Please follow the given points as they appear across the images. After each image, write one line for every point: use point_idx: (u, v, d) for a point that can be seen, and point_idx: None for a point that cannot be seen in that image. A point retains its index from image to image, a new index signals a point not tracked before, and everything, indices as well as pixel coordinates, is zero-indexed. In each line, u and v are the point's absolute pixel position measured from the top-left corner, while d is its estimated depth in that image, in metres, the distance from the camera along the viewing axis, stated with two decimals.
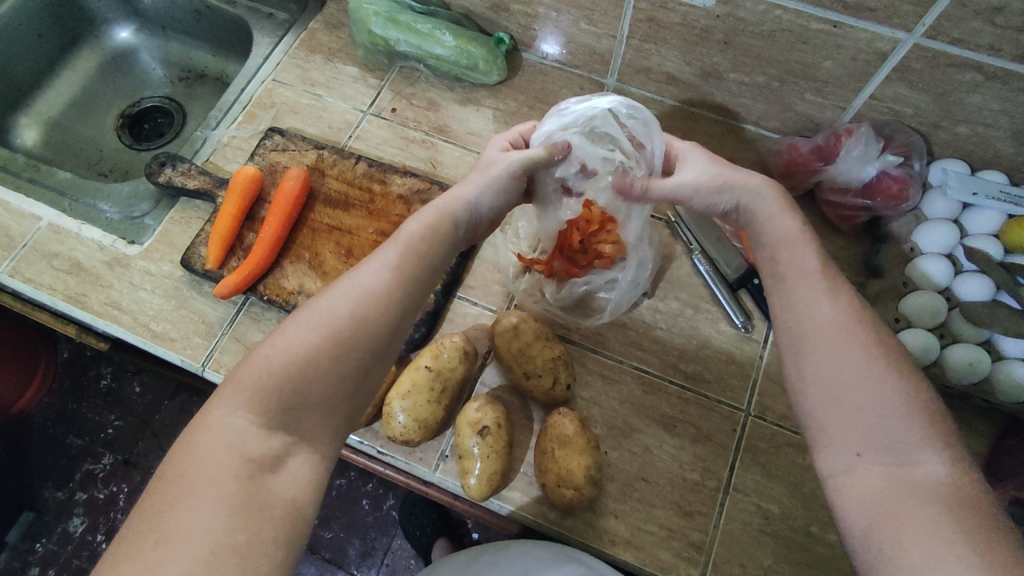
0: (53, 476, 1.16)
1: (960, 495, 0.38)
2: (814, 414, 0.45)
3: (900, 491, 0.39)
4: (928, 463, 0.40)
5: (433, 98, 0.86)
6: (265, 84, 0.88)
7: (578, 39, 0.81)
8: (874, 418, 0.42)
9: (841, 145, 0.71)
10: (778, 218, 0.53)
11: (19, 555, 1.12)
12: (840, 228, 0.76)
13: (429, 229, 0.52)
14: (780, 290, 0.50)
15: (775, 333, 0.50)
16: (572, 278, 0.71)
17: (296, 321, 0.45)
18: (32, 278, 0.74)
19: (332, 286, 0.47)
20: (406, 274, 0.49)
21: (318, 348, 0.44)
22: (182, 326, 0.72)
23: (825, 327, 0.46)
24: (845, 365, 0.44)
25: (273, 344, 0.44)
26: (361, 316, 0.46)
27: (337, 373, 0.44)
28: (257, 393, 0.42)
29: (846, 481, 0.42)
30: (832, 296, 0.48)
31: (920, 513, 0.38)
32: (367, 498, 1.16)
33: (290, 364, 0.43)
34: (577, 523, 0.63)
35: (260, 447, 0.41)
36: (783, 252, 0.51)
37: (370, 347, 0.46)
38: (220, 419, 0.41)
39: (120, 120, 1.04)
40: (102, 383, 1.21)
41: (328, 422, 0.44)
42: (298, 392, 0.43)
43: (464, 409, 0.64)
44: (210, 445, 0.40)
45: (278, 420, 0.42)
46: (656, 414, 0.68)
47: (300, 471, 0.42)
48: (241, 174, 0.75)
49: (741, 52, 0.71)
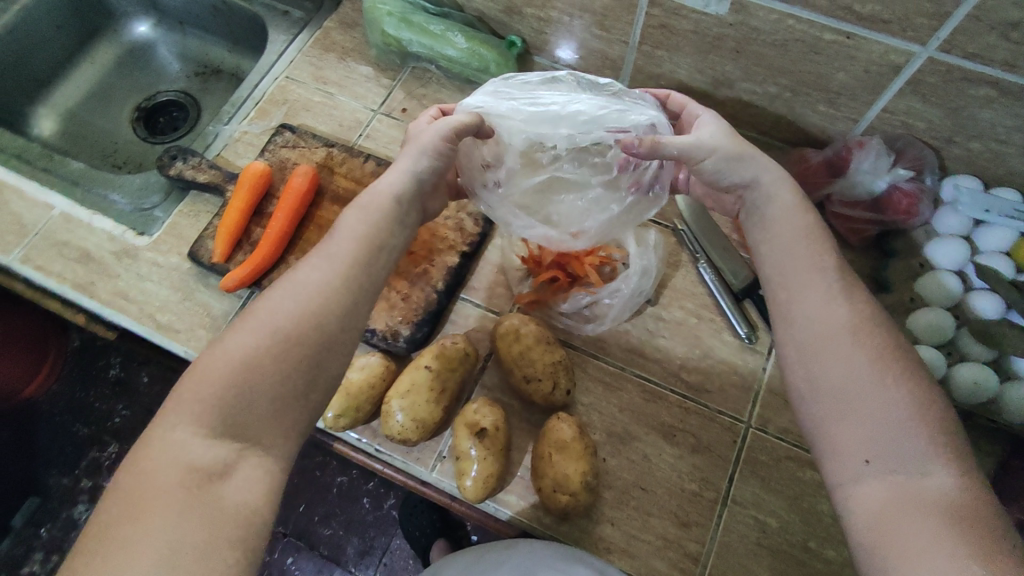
0: (59, 463, 1.17)
1: (970, 509, 0.39)
2: (824, 420, 0.46)
3: (905, 500, 0.41)
4: (938, 475, 0.41)
5: (444, 99, 0.86)
6: (278, 80, 0.88)
7: (590, 45, 0.81)
8: (886, 427, 0.43)
9: (852, 157, 0.71)
10: (798, 209, 0.54)
11: (24, 540, 1.14)
12: (847, 242, 0.74)
13: (366, 220, 0.52)
14: (788, 290, 0.51)
15: (781, 333, 0.51)
16: (572, 291, 0.71)
17: (239, 326, 0.46)
18: (42, 265, 0.75)
19: (272, 294, 0.48)
20: (353, 268, 0.50)
21: (259, 350, 0.45)
22: (187, 318, 0.73)
23: (836, 333, 0.48)
24: (858, 372, 0.46)
25: (216, 354, 0.44)
26: (309, 313, 0.47)
27: (282, 373, 0.45)
28: (201, 403, 0.42)
29: (853, 489, 0.43)
30: (847, 298, 0.49)
31: (927, 523, 0.39)
32: (368, 497, 1.17)
33: (232, 370, 0.44)
34: (572, 529, 0.63)
35: (206, 456, 0.41)
36: (789, 245, 0.53)
37: (312, 344, 0.46)
38: (167, 430, 0.41)
39: (135, 113, 1.05)
40: (111, 373, 1.22)
41: (280, 426, 0.44)
42: (242, 398, 0.43)
43: (463, 411, 0.64)
44: (158, 459, 0.40)
45: (225, 427, 0.42)
46: (656, 422, 0.67)
47: (254, 476, 0.42)
48: (249, 170, 0.76)
49: (753, 61, 0.71)
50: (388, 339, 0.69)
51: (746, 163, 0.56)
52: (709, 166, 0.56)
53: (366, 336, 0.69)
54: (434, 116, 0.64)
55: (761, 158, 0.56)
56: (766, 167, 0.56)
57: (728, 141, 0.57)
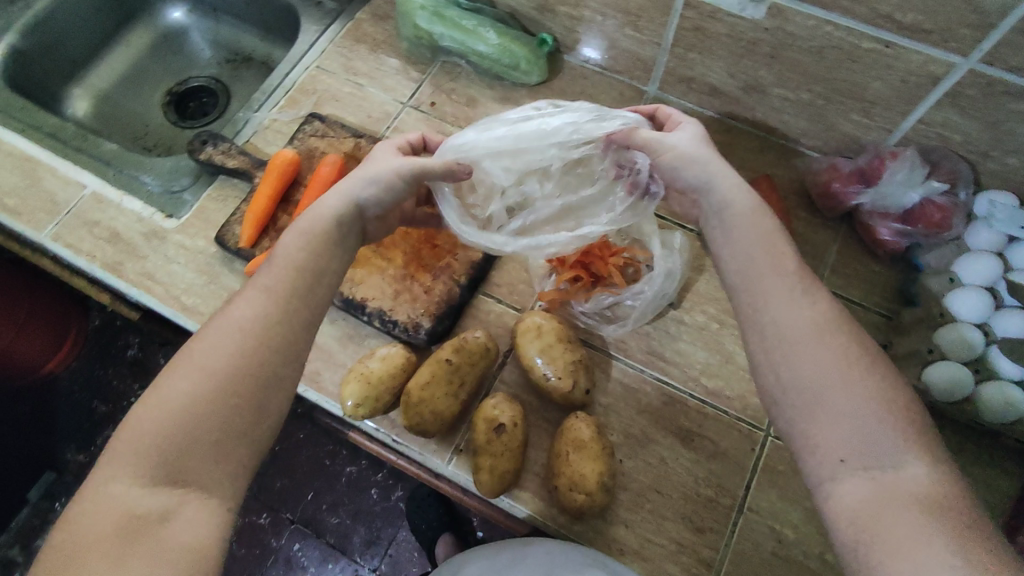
0: (75, 439, 1.19)
1: (946, 499, 0.38)
2: (797, 420, 0.45)
3: (884, 495, 0.40)
4: (912, 466, 0.40)
5: (473, 94, 0.86)
6: (309, 69, 0.89)
7: (622, 45, 0.80)
8: (859, 421, 0.42)
9: (885, 168, 0.70)
10: (757, 211, 0.53)
11: (39, 513, 1.16)
12: (874, 253, 0.74)
13: (302, 245, 0.52)
14: (751, 290, 0.50)
15: (748, 336, 0.49)
16: (595, 291, 0.71)
17: (175, 370, 0.46)
18: (73, 243, 0.76)
19: (205, 334, 0.48)
20: (286, 295, 0.49)
21: (193, 394, 0.44)
22: (211, 301, 0.74)
23: (800, 331, 0.46)
24: (826, 371, 0.44)
25: (149, 402, 0.44)
26: (246, 351, 0.46)
27: (217, 412, 0.44)
28: (136, 452, 0.42)
29: (832, 488, 0.42)
30: (811, 296, 0.48)
31: (907, 517, 0.38)
32: (376, 488, 1.17)
33: (166, 418, 0.43)
34: (586, 529, 0.63)
35: (143, 504, 0.41)
36: (746, 245, 0.52)
37: (248, 378, 0.46)
38: (104, 483, 0.41)
39: (167, 97, 1.07)
40: (129, 353, 1.24)
41: (222, 467, 0.44)
42: (177, 441, 0.43)
43: (481, 406, 0.64)
44: (94, 513, 0.40)
45: (162, 475, 0.42)
46: (674, 426, 0.67)
47: (197, 518, 0.42)
48: (279, 157, 0.76)
49: (788, 66, 0.70)
50: (409, 330, 0.70)
51: (706, 165, 0.55)
52: (670, 164, 0.57)
53: (388, 326, 0.70)
54: (412, 141, 0.66)
55: (724, 168, 0.55)
56: (726, 172, 0.55)
57: (694, 148, 0.56)
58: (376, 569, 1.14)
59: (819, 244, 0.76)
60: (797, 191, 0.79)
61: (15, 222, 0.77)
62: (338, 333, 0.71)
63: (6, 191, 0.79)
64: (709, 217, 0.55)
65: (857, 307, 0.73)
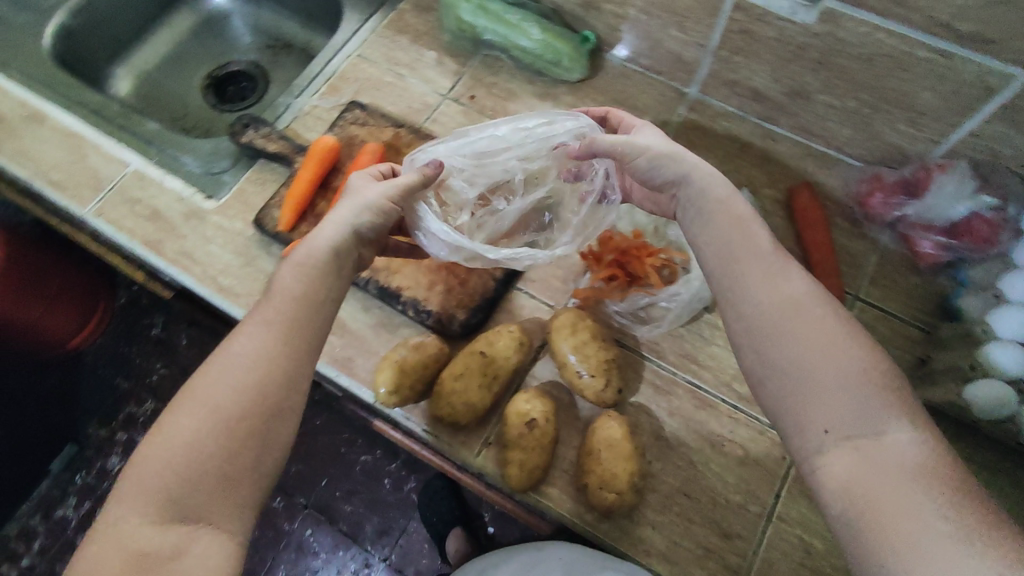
0: (98, 413, 1.21)
1: (931, 464, 0.40)
2: (783, 396, 0.45)
3: (872, 464, 0.41)
4: (894, 432, 0.42)
5: (513, 89, 0.86)
6: (350, 58, 0.89)
7: (665, 45, 0.80)
8: (845, 394, 0.43)
9: (931, 180, 0.70)
10: (729, 196, 0.54)
11: (60, 484, 1.18)
12: (916, 266, 0.73)
13: (303, 276, 0.52)
14: (729, 275, 0.51)
15: (727, 319, 0.50)
16: (631, 291, 0.71)
17: (180, 409, 0.47)
18: (114, 220, 0.77)
19: (208, 370, 0.48)
20: (289, 327, 0.50)
21: (197, 435, 0.45)
22: (247, 283, 0.74)
23: (778, 311, 0.47)
24: (807, 346, 0.45)
25: (157, 439, 0.45)
26: (248, 386, 0.47)
27: (223, 449, 0.45)
28: (146, 491, 0.44)
29: (820, 460, 0.43)
30: (785, 275, 0.49)
31: (895, 483, 0.40)
32: (389, 478, 1.18)
33: (174, 457, 0.45)
34: (613, 528, 0.63)
35: (154, 542, 0.42)
36: (722, 231, 0.53)
37: (252, 413, 0.47)
38: (116, 519, 0.43)
39: (206, 80, 1.07)
40: (153, 332, 1.26)
41: (229, 504, 0.45)
42: (185, 479, 0.44)
43: (513, 400, 0.64)
44: (106, 549, 0.42)
45: (171, 511, 0.43)
46: (705, 431, 0.67)
47: (206, 555, 0.43)
48: (320, 143, 0.77)
49: (836, 73, 0.69)
50: (443, 321, 0.70)
51: (677, 161, 0.56)
52: (642, 164, 0.57)
53: (422, 317, 0.70)
54: (383, 170, 0.64)
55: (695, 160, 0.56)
56: (695, 164, 0.56)
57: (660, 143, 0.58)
58: (386, 558, 1.14)
59: (857, 254, 0.75)
60: (837, 200, 0.78)
61: (59, 196, 0.79)
62: (372, 321, 0.72)
63: (50, 165, 0.80)
64: (688, 209, 0.55)
65: (895, 319, 0.72)
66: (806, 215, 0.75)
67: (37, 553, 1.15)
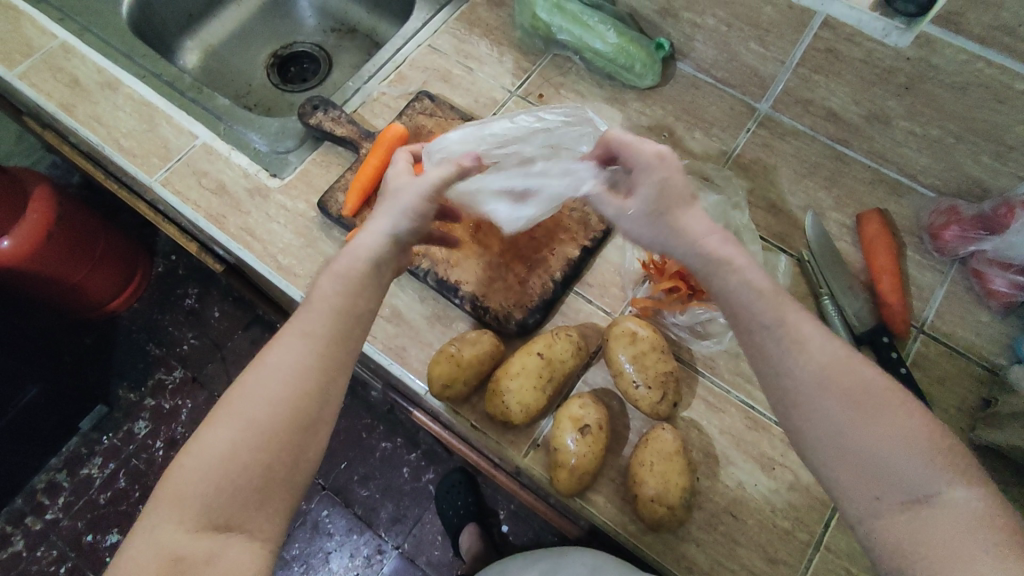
0: (129, 377, 1.22)
1: (990, 522, 0.39)
2: (826, 463, 0.44)
3: (926, 529, 0.40)
4: (946, 492, 0.41)
5: (581, 91, 0.86)
6: (420, 47, 0.89)
7: (742, 59, 0.78)
8: (894, 455, 0.42)
9: (1012, 216, 0.67)
10: (750, 266, 0.50)
11: (89, 442, 1.19)
12: (984, 303, 0.72)
13: (347, 287, 0.50)
14: (756, 340, 0.48)
15: (762, 386, 0.48)
16: (691, 304, 0.70)
17: (217, 416, 0.46)
18: (180, 191, 0.78)
19: (244, 379, 0.47)
20: (326, 337, 0.48)
21: (234, 445, 0.45)
22: (306, 264, 0.75)
23: (816, 375, 0.45)
24: (841, 411, 0.44)
25: (191, 448, 0.45)
26: (284, 397, 0.46)
27: (259, 460, 0.45)
28: (180, 501, 0.43)
29: (874, 526, 0.42)
30: (804, 330, 0.47)
31: (953, 544, 0.39)
32: (408, 467, 1.18)
33: (209, 466, 0.44)
34: (656, 542, 0.62)
35: (188, 547, 0.42)
36: (736, 299, 0.49)
37: (288, 425, 0.46)
38: (150, 527, 0.43)
39: (271, 59, 1.08)
40: (187, 302, 1.27)
41: (266, 511, 0.45)
42: (220, 488, 0.43)
43: (567, 404, 0.64)
44: (140, 556, 0.41)
45: (207, 518, 0.43)
46: (756, 452, 0.66)
47: (238, 562, 0.42)
48: (390, 130, 0.77)
49: (923, 100, 0.67)
50: (499, 319, 0.70)
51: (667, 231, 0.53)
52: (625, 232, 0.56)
53: (478, 312, 0.70)
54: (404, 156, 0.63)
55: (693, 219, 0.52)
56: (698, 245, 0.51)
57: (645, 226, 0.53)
58: (398, 546, 1.14)
59: (922, 286, 0.74)
60: (905, 229, 0.77)
61: (129, 163, 0.80)
62: (427, 312, 0.72)
63: (123, 132, 0.81)
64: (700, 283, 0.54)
65: (960, 356, 0.70)
66: (873, 242, 0.74)
67: (61, 508, 1.14)
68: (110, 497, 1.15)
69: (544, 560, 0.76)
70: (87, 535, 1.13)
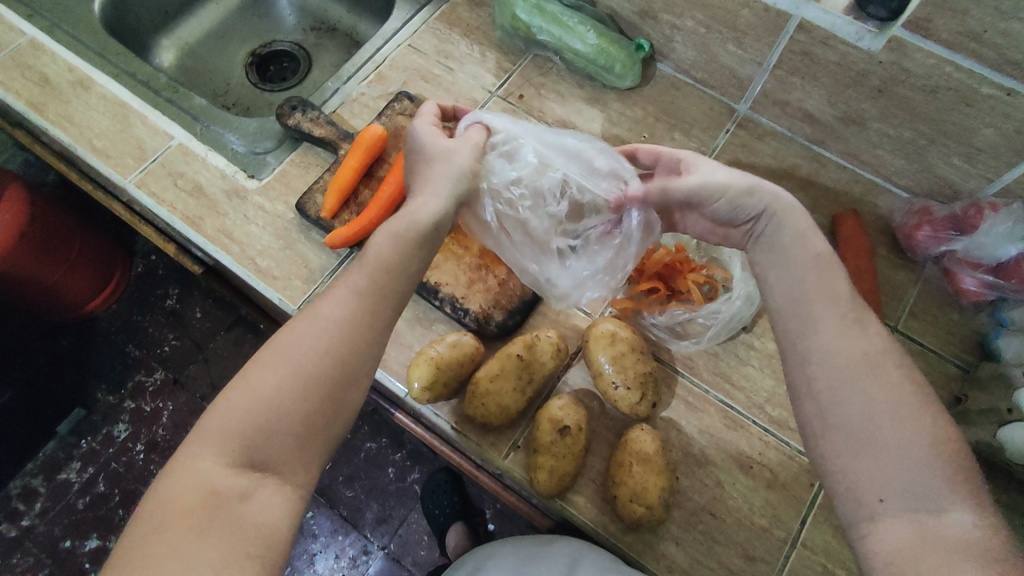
0: (107, 379, 1.20)
1: (991, 549, 0.40)
2: (835, 456, 0.46)
3: (926, 540, 0.41)
4: (957, 512, 0.41)
5: (562, 92, 0.86)
6: (400, 47, 0.89)
7: (720, 60, 0.79)
8: (909, 464, 0.43)
9: (983, 218, 0.68)
10: (809, 236, 0.52)
11: (66, 447, 1.16)
12: (954, 303, 0.73)
13: (402, 247, 0.51)
14: (802, 321, 0.50)
15: (790, 369, 0.50)
16: (669, 305, 0.71)
17: (265, 360, 0.46)
18: (156, 192, 0.77)
19: (296, 325, 0.48)
20: (377, 297, 0.50)
21: (282, 390, 0.45)
22: (285, 266, 0.74)
23: (848, 367, 0.47)
24: (870, 408, 0.45)
25: (238, 388, 0.45)
26: (332, 349, 0.47)
27: (301, 407, 0.45)
28: (224, 436, 0.43)
29: (872, 526, 0.43)
30: (862, 327, 0.48)
31: (949, 560, 0.40)
32: (393, 467, 1.18)
33: (256, 404, 0.44)
34: (637, 542, 0.63)
35: (225, 482, 0.42)
36: (799, 284, 0.51)
37: (335, 376, 0.46)
38: (192, 460, 0.43)
39: (250, 58, 1.07)
40: (167, 303, 1.25)
41: (301, 457, 0.45)
42: (262, 428, 0.44)
43: (547, 405, 0.64)
44: (180, 484, 0.41)
45: (247, 457, 0.43)
46: (734, 451, 0.66)
47: (271, 503, 0.42)
48: (369, 131, 0.76)
49: (895, 102, 0.68)
50: (479, 320, 0.70)
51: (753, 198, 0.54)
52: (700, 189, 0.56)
53: (458, 314, 0.70)
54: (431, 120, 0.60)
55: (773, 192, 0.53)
56: (775, 193, 0.53)
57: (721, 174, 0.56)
58: (384, 547, 1.13)
59: (897, 285, 0.75)
60: (880, 229, 0.78)
61: (103, 164, 0.79)
62: (407, 315, 0.71)
63: (96, 133, 0.80)
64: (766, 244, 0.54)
65: (932, 354, 0.71)
66: (851, 241, 0.75)
67: (38, 513, 1.12)
68: (89, 503, 1.13)
69: (512, 553, 0.71)
70: (64, 541, 1.11)
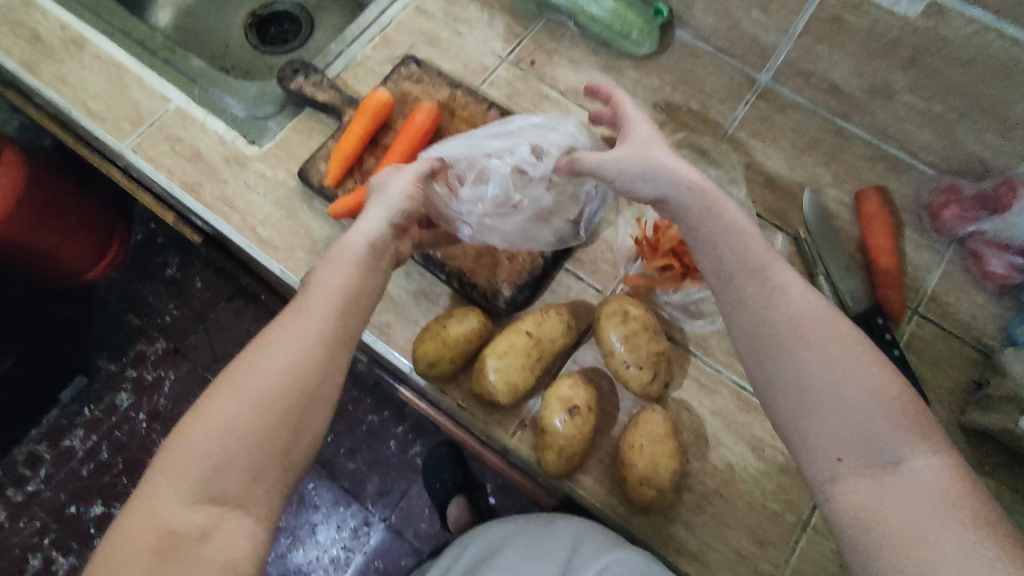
0: (108, 347, 1.19)
1: (951, 490, 0.38)
2: (789, 419, 0.43)
3: (886, 490, 0.39)
4: (913, 459, 0.39)
5: (576, 58, 0.83)
6: (406, 9, 0.85)
7: (743, 27, 0.75)
8: (853, 418, 0.41)
9: (1014, 197, 0.65)
10: (718, 206, 0.50)
11: (69, 414, 1.16)
12: (980, 285, 0.71)
13: (348, 267, 0.48)
14: (732, 290, 0.47)
15: (732, 338, 0.47)
16: (685, 282, 0.68)
17: (224, 384, 0.43)
18: (153, 157, 0.75)
19: (251, 350, 0.45)
20: (334, 315, 0.46)
21: (236, 417, 0.41)
22: (287, 236, 0.72)
23: (782, 328, 0.44)
24: (814, 366, 0.42)
25: (192, 419, 0.42)
26: (289, 370, 0.43)
27: (259, 433, 0.42)
28: (178, 471, 0.40)
29: (831, 485, 0.41)
30: (783, 290, 0.46)
31: (911, 509, 0.37)
32: (395, 440, 1.17)
33: (211, 436, 0.41)
34: (646, 523, 0.62)
35: (184, 520, 0.39)
36: (717, 257, 0.49)
37: (294, 400, 0.43)
38: (146, 499, 0.39)
39: (249, 18, 1.02)
40: (166, 272, 1.23)
41: (263, 486, 0.42)
42: (218, 460, 0.40)
43: (556, 384, 0.62)
44: (136, 527, 0.38)
45: (204, 490, 0.40)
46: (747, 434, 0.65)
47: (234, 538, 0.40)
48: (373, 97, 0.73)
49: (927, 73, 0.65)
50: (488, 296, 0.68)
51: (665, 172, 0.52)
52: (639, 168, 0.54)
53: (466, 289, 0.68)
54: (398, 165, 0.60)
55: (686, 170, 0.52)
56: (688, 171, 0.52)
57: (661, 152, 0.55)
58: (386, 519, 1.13)
59: (920, 266, 0.72)
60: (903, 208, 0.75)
61: (98, 127, 0.76)
62: (412, 289, 0.69)
63: (90, 94, 0.77)
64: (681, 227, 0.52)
65: (952, 337, 0.69)
66: (873, 220, 0.72)
67: (42, 479, 1.12)
68: (92, 470, 1.13)
69: (517, 531, 0.70)
70: (70, 506, 1.11)
